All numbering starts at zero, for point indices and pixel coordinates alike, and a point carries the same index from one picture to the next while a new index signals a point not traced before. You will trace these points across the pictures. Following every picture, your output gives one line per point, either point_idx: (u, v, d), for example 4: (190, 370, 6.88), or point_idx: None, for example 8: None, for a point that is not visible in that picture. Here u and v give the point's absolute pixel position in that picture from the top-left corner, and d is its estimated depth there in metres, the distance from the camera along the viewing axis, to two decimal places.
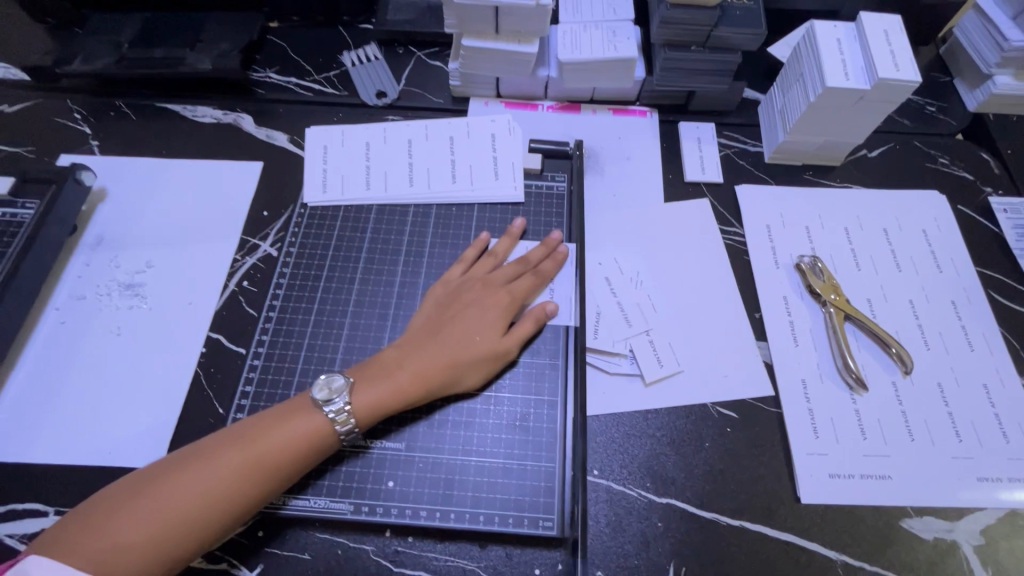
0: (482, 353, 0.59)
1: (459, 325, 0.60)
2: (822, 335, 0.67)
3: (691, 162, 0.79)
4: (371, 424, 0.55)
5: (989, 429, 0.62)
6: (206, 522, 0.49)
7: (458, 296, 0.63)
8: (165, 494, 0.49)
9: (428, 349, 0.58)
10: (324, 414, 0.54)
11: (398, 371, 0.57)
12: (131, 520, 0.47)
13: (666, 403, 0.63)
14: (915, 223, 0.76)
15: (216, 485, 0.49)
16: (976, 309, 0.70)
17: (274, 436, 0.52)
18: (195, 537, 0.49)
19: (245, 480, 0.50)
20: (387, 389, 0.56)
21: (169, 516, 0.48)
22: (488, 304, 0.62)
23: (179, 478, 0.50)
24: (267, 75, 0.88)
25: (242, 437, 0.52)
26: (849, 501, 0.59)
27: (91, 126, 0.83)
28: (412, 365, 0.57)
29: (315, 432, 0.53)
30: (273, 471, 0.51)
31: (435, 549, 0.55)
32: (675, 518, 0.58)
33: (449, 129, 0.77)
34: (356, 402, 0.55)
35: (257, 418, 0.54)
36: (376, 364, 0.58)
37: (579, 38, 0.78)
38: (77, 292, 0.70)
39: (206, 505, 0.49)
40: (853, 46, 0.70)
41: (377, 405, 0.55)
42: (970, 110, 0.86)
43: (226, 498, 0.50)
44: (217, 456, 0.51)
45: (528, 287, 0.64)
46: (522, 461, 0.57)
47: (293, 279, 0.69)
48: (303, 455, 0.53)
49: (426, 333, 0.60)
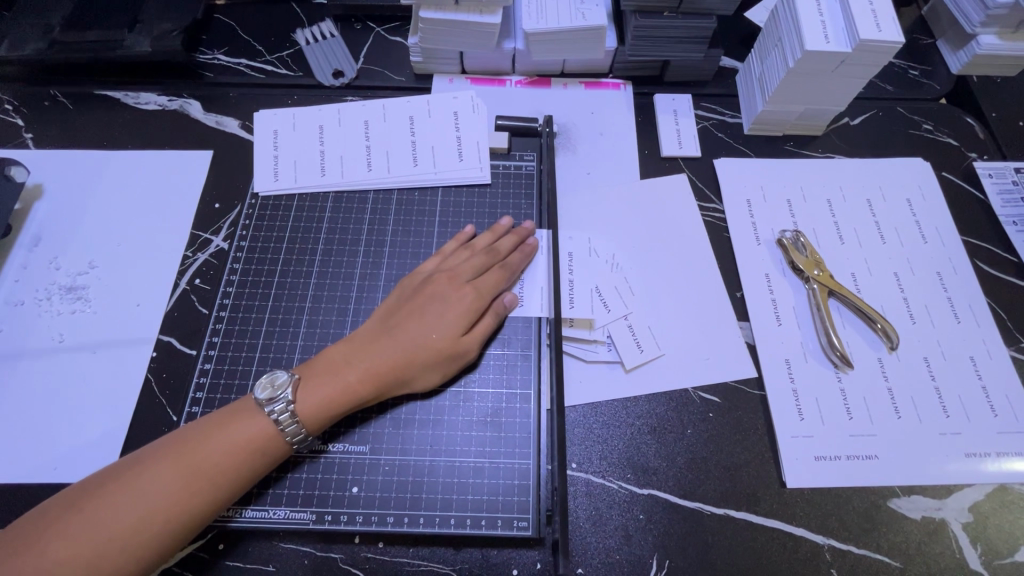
0: (440, 352, 0.55)
1: (417, 320, 0.56)
2: (805, 312, 0.65)
3: (667, 136, 0.75)
4: (321, 426, 0.52)
5: (977, 403, 0.61)
6: (145, 539, 0.45)
7: (421, 288, 0.59)
8: (98, 511, 0.45)
9: (381, 346, 0.54)
10: (267, 416, 0.50)
11: (347, 370, 0.53)
12: (59, 541, 0.44)
13: (647, 389, 0.61)
14: (899, 192, 0.73)
15: (154, 498, 0.46)
16: (962, 279, 0.68)
17: (217, 442, 0.49)
18: (133, 555, 0.45)
19: (186, 491, 0.47)
20: (335, 388, 0.52)
21: (103, 534, 0.45)
22: (449, 298, 0.57)
23: (112, 492, 0.46)
24: (214, 56, 0.82)
25: (181, 445, 0.48)
26: (836, 482, 0.57)
27: (24, 117, 0.77)
28: (363, 363, 0.53)
29: (261, 437, 0.50)
30: (217, 480, 0.48)
31: (407, 555, 0.52)
32: (657, 509, 0.56)
33: (409, 108, 0.72)
34: (301, 403, 0.51)
35: (200, 423, 0.51)
36: (325, 362, 0.54)
37: (545, 6, 0.73)
38: (15, 298, 0.65)
39: (143, 520, 0.45)
40: (833, 6, 0.66)
41: (323, 407, 0.51)
42: (953, 73, 0.83)
43: (166, 511, 0.46)
44: (154, 468, 0.47)
45: (497, 281, 0.60)
46: (494, 458, 0.54)
47: (246, 275, 0.64)
48: (250, 462, 0.49)
49: (381, 328, 0.56)
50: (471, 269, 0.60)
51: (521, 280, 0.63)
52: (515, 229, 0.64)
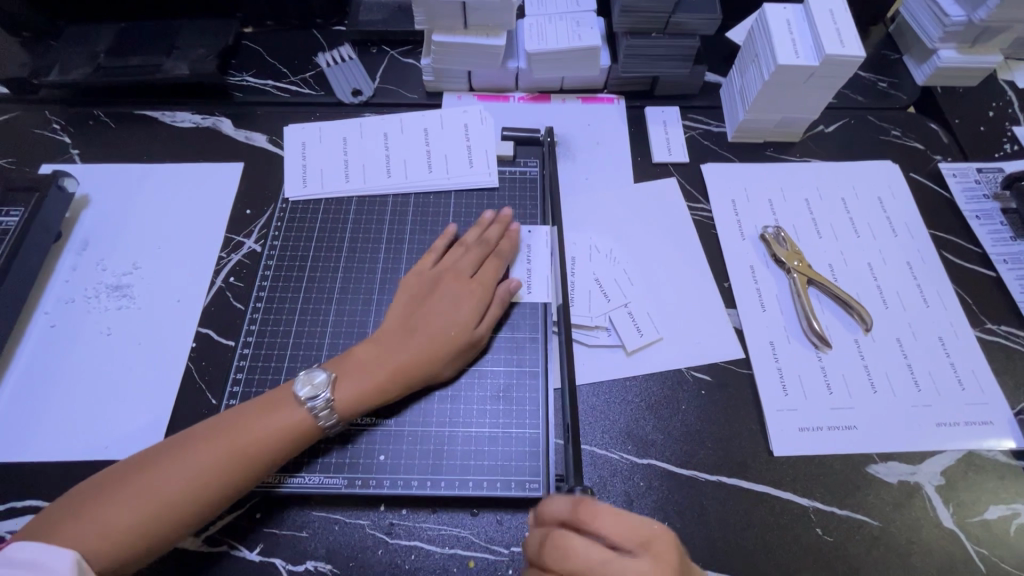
0: (454, 343, 0.61)
1: (430, 315, 0.62)
2: (788, 299, 0.71)
3: (658, 144, 0.83)
4: (353, 416, 0.58)
5: (946, 378, 0.66)
6: (186, 507, 0.51)
7: (430, 286, 0.65)
8: (147, 481, 0.51)
9: (402, 343, 0.60)
10: (305, 409, 0.56)
11: (375, 367, 0.59)
12: (110, 506, 0.49)
13: (645, 369, 0.66)
14: (871, 191, 0.80)
15: (196, 472, 0.51)
16: (930, 268, 0.74)
17: (255, 425, 0.54)
18: (175, 521, 0.50)
19: (225, 466, 0.52)
20: (365, 385, 0.58)
21: (150, 501, 0.50)
22: (455, 293, 0.64)
23: (160, 465, 0.52)
24: (243, 78, 0.90)
25: (222, 426, 0.54)
26: (819, 450, 0.62)
27: (71, 135, 0.84)
28: (387, 359, 0.59)
29: (295, 420, 0.56)
30: (257, 458, 0.53)
31: (429, 518, 0.57)
32: (656, 477, 0.61)
33: (423, 121, 0.80)
34: (337, 396, 0.57)
35: (239, 408, 0.56)
36: (353, 360, 0.59)
37: (545, 29, 0.82)
38: (66, 296, 0.72)
39: (186, 490, 0.51)
40: (801, 26, 0.74)
41: (356, 401, 0.57)
42: (919, 84, 0.91)
43: (206, 484, 0.51)
44: (202, 447, 0.53)
45: (493, 269, 0.66)
46: (507, 429, 0.60)
47: (278, 271, 0.71)
48: (283, 444, 0.55)
49: (398, 325, 0.62)
50: (471, 265, 0.66)
51: (512, 263, 0.69)
52: (497, 220, 0.71)
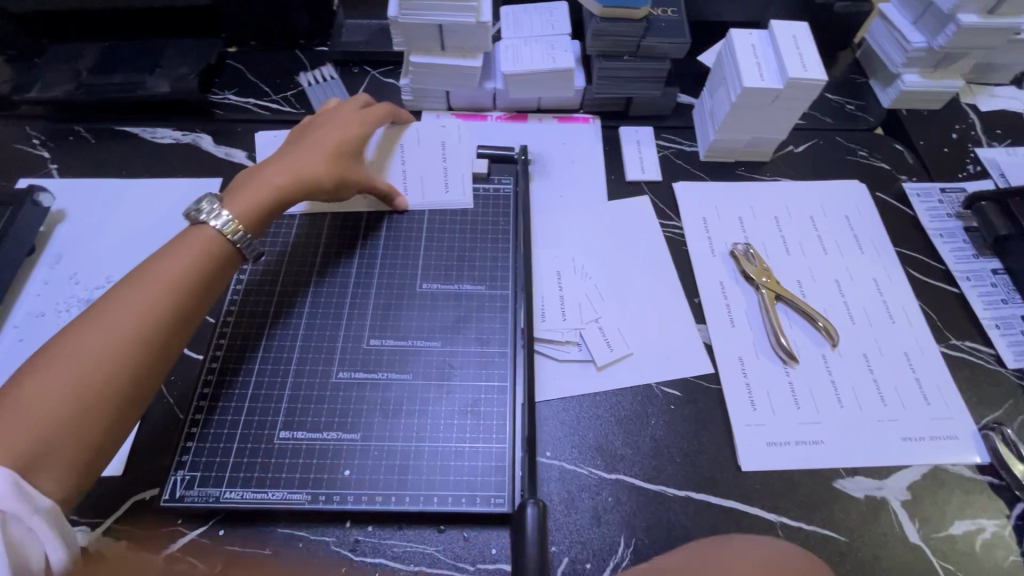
0: (329, 150, 0.70)
1: (319, 135, 0.71)
2: (757, 315, 0.72)
3: (631, 163, 0.85)
4: (247, 222, 0.63)
5: (912, 393, 0.67)
6: (119, 377, 0.51)
7: (313, 126, 0.74)
8: (62, 362, 0.49)
9: (293, 157, 0.69)
10: (211, 226, 0.61)
11: (264, 177, 0.66)
12: (29, 394, 0.47)
13: (615, 384, 0.67)
14: (838, 210, 0.82)
15: (116, 338, 0.52)
16: (896, 284, 0.75)
17: (166, 274, 0.56)
18: (113, 396, 0.50)
19: (152, 300, 0.54)
20: (258, 190, 0.65)
21: (77, 379, 0.49)
22: (355, 144, 0.72)
23: (68, 348, 0.50)
24: (225, 96, 0.92)
25: (135, 287, 0.55)
26: (787, 466, 0.63)
27: (50, 150, 0.85)
28: (285, 167, 0.67)
29: (209, 238, 0.60)
30: (176, 279, 0.56)
31: (394, 535, 0.57)
32: (624, 492, 0.61)
33: (400, 135, 0.78)
34: (231, 209, 0.63)
35: (140, 265, 0.58)
36: (246, 183, 0.66)
37: (520, 52, 0.84)
38: (36, 310, 0.71)
39: (118, 356, 0.51)
40: (766, 50, 0.76)
41: (249, 208, 0.64)
42: (884, 107, 0.94)
43: (137, 347, 0.52)
44: (117, 299, 0.54)
45: (382, 113, 0.76)
46: (475, 443, 0.60)
47: (248, 283, 0.69)
48: (201, 255, 0.59)
49: (288, 149, 0.71)
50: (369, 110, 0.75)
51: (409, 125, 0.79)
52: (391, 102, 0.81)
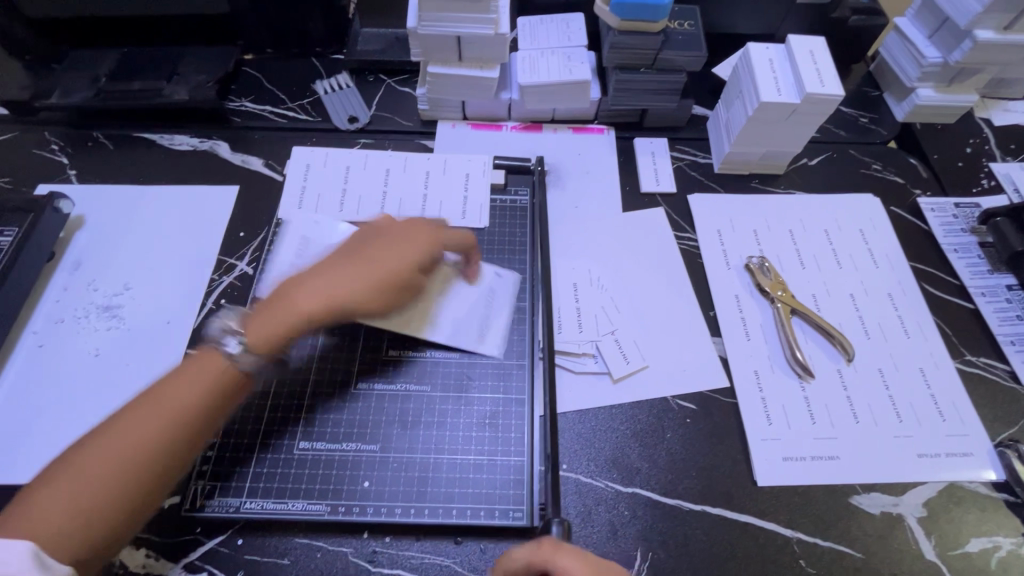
0: (362, 289, 0.61)
1: (353, 270, 0.62)
2: (772, 329, 0.72)
3: (646, 174, 0.85)
4: (266, 347, 0.57)
5: (927, 409, 0.67)
6: (108, 506, 0.48)
7: (357, 246, 0.65)
8: (58, 486, 0.47)
9: (324, 284, 0.60)
10: (227, 351, 0.56)
11: (292, 299, 0.59)
12: (22, 518, 0.46)
13: (631, 397, 0.67)
14: (853, 224, 0.82)
15: (142, 450, 0.50)
16: (911, 300, 0.76)
17: (180, 400, 0.53)
18: (96, 529, 0.48)
19: (187, 408, 0.53)
20: (282, 318, 0.58)
21: (98, 488, 0.48)
22: (401, 266, 0.63)
23: (66, 470, 0.48)
24: (242, 104, 0.92)
25: (174, 390, 0.53)
26: (803, 481, 0.63)
27: (69, 156, 0.86)
28: (317, 292, 0.59)
29: (248, 340, 0.57)
30: (211, 387, 0.54)
31: (412, 547, 0.57)
32: (641, 506, 0.61)
33: (427, 165, 0.82)
34: (249, 335, 0.57)
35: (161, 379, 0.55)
36: (276, 295, 0.60)
37: (537, 63, 0.84)
38: (55, 316, 0.72)
39: (146, 464, 0.50)
40: (783, 65, 0.77)
41: (269, 333, 0.57)
42: (899, 120, 0.94)
43: (134, 476, 0.49)
44: (158, 396, 0.53)
45: (428, 235, 0.66)
46: (492, 456, 0.60)
47: (269, 293, 0.71)
48: (218, 387, 0.55)
49: (320, 273, 0.62)
50: (427, 228, 0.66)
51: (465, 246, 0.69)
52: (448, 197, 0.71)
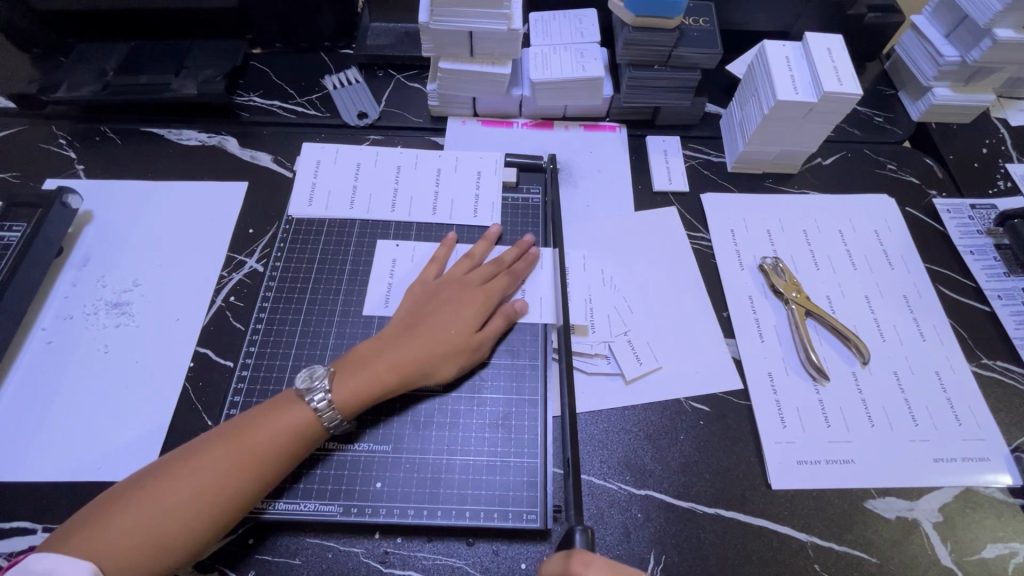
0: (458, 343, 0.62)
1: (433, 323, 0.63)
2: (786, 330, 0.72)
3: (659, 173, 0.84)
4: (353, 410, 0.58)
5: (943, 413, 0.67)
6: (174, 540, 0.50)
7: (433, 296, 0.66)
8: (130, 516, 0.49)
9: (405, 343, 0.61)
10: (308, 406, 0.57)
11: (376, 361, 0.60)
12: (74, 547, 0.47)
13: (644, 399, 0.66)
14: (867, 225, 0.81)
15: (188, 504, 0.50)
16: (927, 302, 0.75)
17: (257, 448, 0.54)
18: (158, 561, 0.49)
19: (235, 471, 0.52)
20: (364, 382, 0.59)
21: (142, 535, 0.49)
22: (478, 334, 0.64)
23: (145, 498, 0.50)
24: (251, 99, 0.91)
25: (226, 453, 0.53)
26: (817, 484, 0.62)
27: (76, 151, 0.85)
28: (394, 359, 0.60)
29: (304, 422, 0.56)
30: (262, 458, 0.54)
31: (425, 548, 0.57)
32: (655, 509, 0.61)
33: (438, 161, 0.81)
34: (336, 393, 0.58)
35: (241, 420, 0.56)
36: (357, 355, 0.61)
37: (550, 59, 0.83)
38: (64, 312, 0.71)
39: (187, 518, 0.50)
40: (800, 63, 0.76)
41: (355, 395, 0.58)
42: (914, 120, 0.93)
43: (201, 515, 0.51)
44: (211, 451, 0.53)
45: (502, 286, 0.68)
46: (505, 457, 0.60)
47: (279, 292, 0.71)
48: (291, 442, 0.55)
49: (404, 328, 0.63)
50: (491, 287, 0.67)
51: (524, 286, 0.70)
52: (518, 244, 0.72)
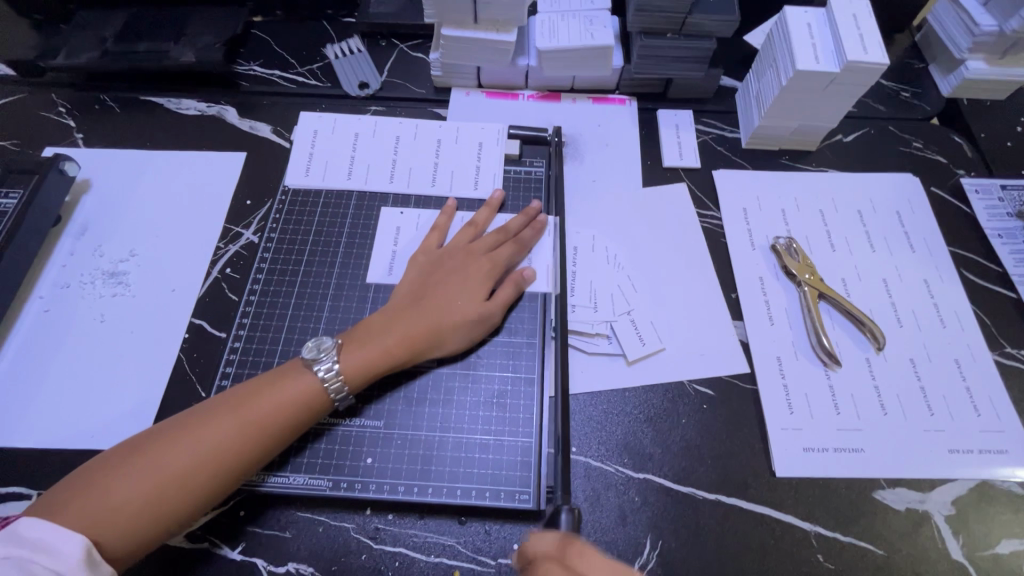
0: (466, 314, 0.61)
1: (439, 293, 0.62)
2: (797, 313, 0.69)
3: (669, 148, 0.80)
4: (362, 383, 0.57)
5: (961, 403, 0.64)
6: (175, 504, 0.49)
7: (439, 266, 0.65)
8: (129, 479, 0.49)
9: (412, 314, 0.60)
10: (315, 374, 0.56)
11: (384, 333, 0.59)
12: (72, 506, 0.47)
13: (645, 381, 0.64)
14: (889, 205, 0.77)
15: (189, 470, 0.50)
16: (948, 286, 0.71)
17: (260, 417, 0.53)
18: (159, 523, 0.49)
19: (237, 439, 0.52)
20: (374, 353, 0.57)
21: (141, 499, 0.48)
22: (488, 304, 0.62)
23: (145, 461, 0.50)
24: (250, 68, 0.89)
25: (227, 420, 0.52)
26: (824, 473, 0.60)
27: (76, 119, 0.84)
28: (402, 330, 0.59)
29: (308, 392, 0.55)
30: (265, 426, 0.53)
31: (415, 525, 0.56)
32: (652, 493, 0.59)
33: (439, 132, 0.78)
34: (344, 364, 0.57)
35: (243, 387, 0.55)
36: (365, 328, 0.59)
37: (557, 27, 0.79)
38: (61, 281, 0.71)
39: (187, 484, 0.50)
40: (823, 30, 0.71)
41: (364, 366, 0.57)
42: (944, 95, 0.88)
43: (201, 483, 0.50)
44: (213, 417, 0.52)
45: (509, 255, 0.66)
46: (499, 436, 0.58)
47: (274, 264, 0.69)
48: (294, 413, 0.54)
49: (411, 299, 0.62)
50: (499, 256, 0.65)
51: (530, 254, 0.68)
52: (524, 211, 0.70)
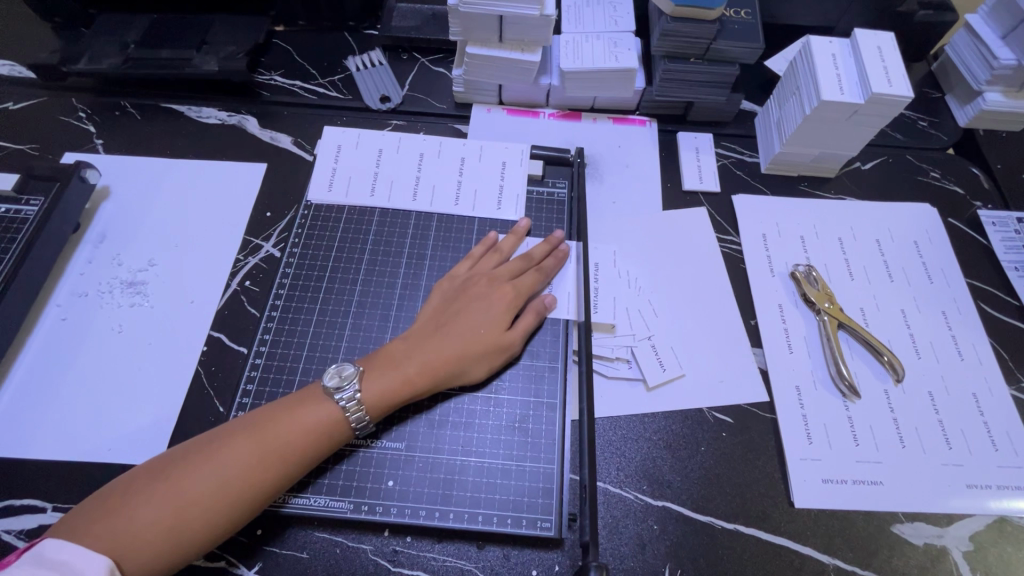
0: (487, 343, 0.61)
1: (462, 321, 0.61)
2: (816, 341, 0.69)
3: (689, 171, 0.81)
4: (381, 413, 0.57)
5: (979, 438, 0.64)
6: (192, 533, 0.49)
7: (461, 293, 0.64)
8: (148, 505, 0.48)
9: (434, 342, 0.60)
10: (335, 402, 0.55)
11: (406, 362, 0.58)
12: (93, 531, 0.47)
13: (665, 407, 0.64)
14: (907, 235, 0.78)
15: (207, 498, 0.49)
16: (966, 319, 0.71)
17: (282, 445, 0.53)
18: (176, 551, 0.48)
19: (256, 467, 0.51)
20: (394, 382, 0.57)
21: (160, 527, 0.48)
22: (511, 332, 0.62)
23: (164, 487, 0.49)
24: (272, 78, 0.89)
25: (247, 449, 0.52)
26: (843, 506, 0.60)
27: (96, 125, 0.84)
28: (423, 360, 0.58)
29: (328, 420, 0.55)
30: (285, 456, 0.52)
31: (433, 549, 0.55)
32: (671, 521, 0.59)
33: (461, 150, 0.78)
34: (365, 392, 0.56)
35: (264, 411, 0.55)
36: (385, 354, 0.59)
37: (581, 48, 0.80)
38: (79, 289, 0.70)
39: (206, 512, 0.49)
40: (847, 61, 0.72)
41: (384, 396, 0.56)
42: (960, 126, 0.89)
43: (220, 512, 0.50)
44: (233, 445, 0.52)
45: (532, 282, 0.66)
46: (521, 462, 0.58)
47: (296, 279, 0.69)
48: (315, 442, 0.54)
49: (433, 327, 0.61)
50: (521, 283, 0.65)
51: (552, 283, 0.68)
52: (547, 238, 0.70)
